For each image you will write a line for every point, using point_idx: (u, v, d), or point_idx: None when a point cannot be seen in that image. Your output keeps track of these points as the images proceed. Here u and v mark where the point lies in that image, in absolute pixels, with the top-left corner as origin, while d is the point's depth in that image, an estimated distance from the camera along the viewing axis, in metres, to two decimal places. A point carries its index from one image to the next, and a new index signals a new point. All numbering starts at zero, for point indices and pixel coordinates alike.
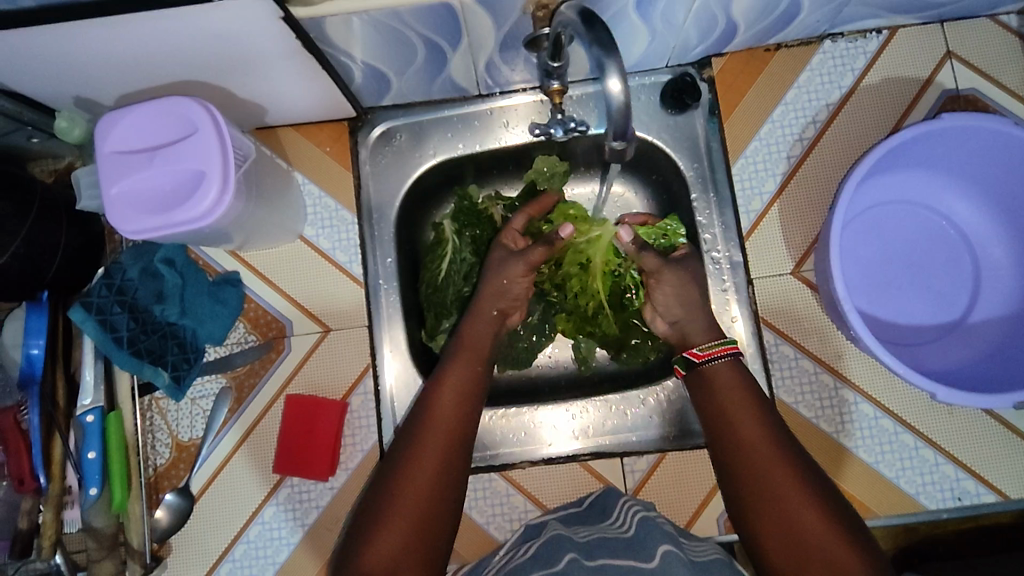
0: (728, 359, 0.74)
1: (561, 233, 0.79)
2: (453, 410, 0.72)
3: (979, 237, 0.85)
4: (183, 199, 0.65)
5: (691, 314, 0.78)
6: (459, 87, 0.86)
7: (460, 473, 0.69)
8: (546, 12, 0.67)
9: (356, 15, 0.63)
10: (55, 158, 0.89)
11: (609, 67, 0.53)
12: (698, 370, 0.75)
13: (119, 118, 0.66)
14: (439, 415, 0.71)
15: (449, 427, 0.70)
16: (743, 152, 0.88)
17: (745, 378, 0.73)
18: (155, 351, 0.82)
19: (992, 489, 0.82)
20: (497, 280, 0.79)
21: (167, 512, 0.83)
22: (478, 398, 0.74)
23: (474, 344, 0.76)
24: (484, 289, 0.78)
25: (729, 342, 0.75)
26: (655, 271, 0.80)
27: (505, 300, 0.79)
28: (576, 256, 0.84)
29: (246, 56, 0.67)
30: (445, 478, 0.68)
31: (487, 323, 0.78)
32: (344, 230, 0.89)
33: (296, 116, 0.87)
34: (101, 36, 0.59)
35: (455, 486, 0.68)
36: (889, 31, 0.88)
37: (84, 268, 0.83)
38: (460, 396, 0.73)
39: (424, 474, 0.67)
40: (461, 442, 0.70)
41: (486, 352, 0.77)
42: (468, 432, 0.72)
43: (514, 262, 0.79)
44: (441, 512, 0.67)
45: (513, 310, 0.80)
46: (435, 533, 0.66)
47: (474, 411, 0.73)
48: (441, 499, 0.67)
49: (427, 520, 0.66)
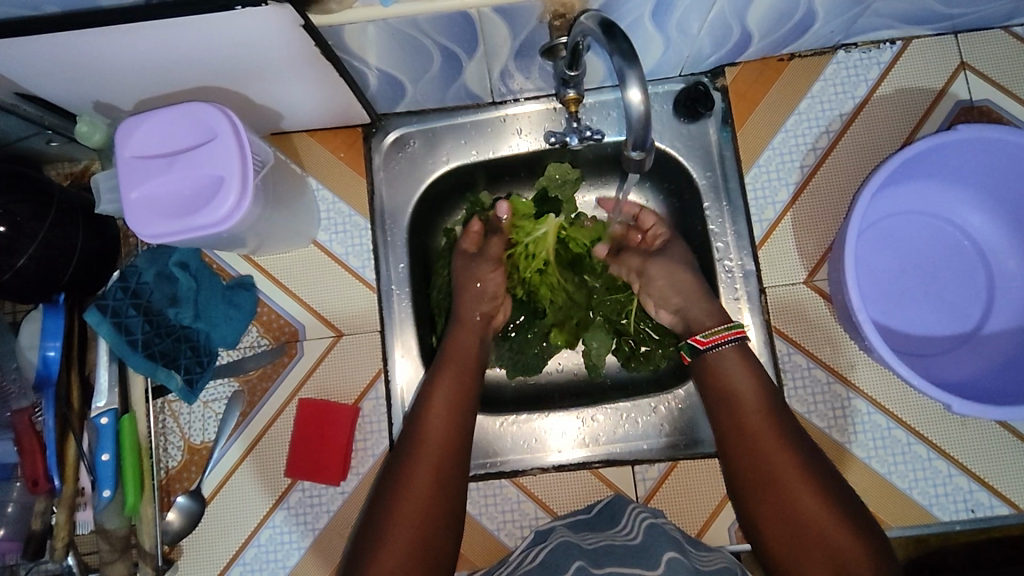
0: (733, 344, 0.74)
1: (498, 213, 0.84)
2: (448, 421, 0.73)
3: (993, 248, 0.85)
4: (204, 203, 0.66)
5: (691, 301, 0.80)
6: (473, 95, 0.86)
7: (458, 478, 0.70)
8: (564, 20, 0.67)
9: (374, 23, 0.63)
10: (71, 162, 0.89)
11: (630, 77, 0.53)
12: (703, 358, 0.75)
13: (140, 122, 0.67)
14: (433, 425, 0.72)
15: (443, 434, 0.72)
16: (756, 161, 0.88)
17: (751, 362, 0.73)
18: (169, 354, 0.82)
19: (1006, 502, 0.81)
20: (472, 283, 0.82)
21: (178, 514, 0.84)
22: (470, 406, 0.75)
23: (460, 354, 0.78)
24: (461, 295, 0.82)
25: (734, 326, 0.75)
26: (642, 268, 0.84)
27: (484, 302, 0.83)
28: (532, 261, 0.86)
29: (266, 62, 0.68)
30: (445, 483, 0.69)
31: (470, 329, 0.81)
32: (357, 235, 0.90)
33: (310, 122, 0.88)
34: (123, 43, 0.60)
35: (455, 492, 0.70)
36: (903, 42, 0.88)
37: (101, 270, 0.83)
38: (452, 404, 0.74)
39: (422, 484, 0.68)
40: (457, 449, 0.71)
41: (473, 357, 0.79)
42: (465, 439, 0.73)
43: (483, 264, 0.83)
44: (446, 519, 0.68)
45: (494, 310, 0.84)
46: (438, 539, 0.67)
47: (466, 417, 0.74)
48: (443, 504, 0.68)
49: (429, 527, 0.67)
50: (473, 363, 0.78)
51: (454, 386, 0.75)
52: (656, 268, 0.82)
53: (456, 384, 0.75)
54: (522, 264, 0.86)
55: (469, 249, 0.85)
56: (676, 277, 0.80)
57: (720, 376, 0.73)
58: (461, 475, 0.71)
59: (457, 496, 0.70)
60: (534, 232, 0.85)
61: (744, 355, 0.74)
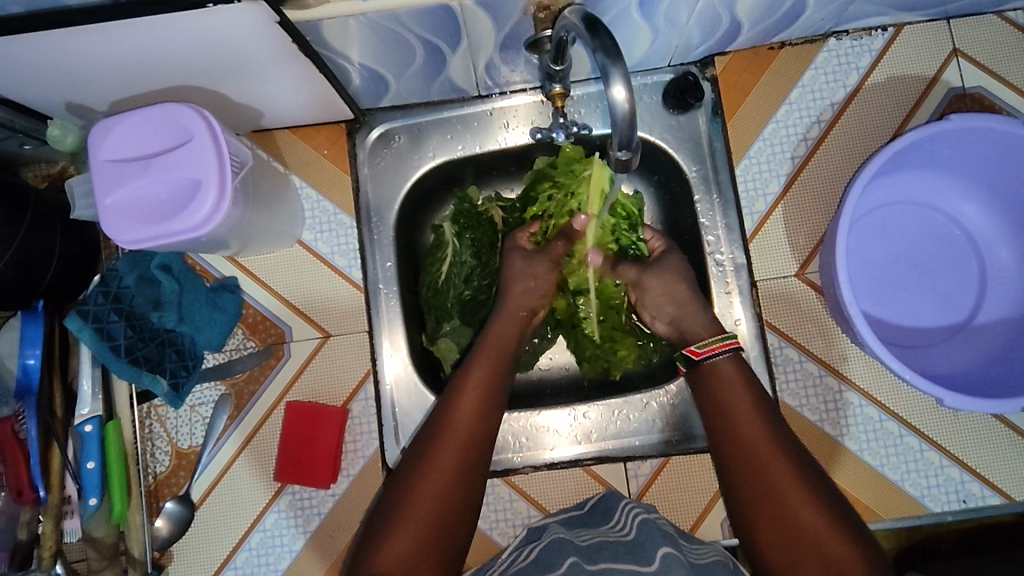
0: (729, 355, 0.73)
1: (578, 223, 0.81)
2: (478, 411, 0.71)
3: (987, 239, 0.84)
4: (181, 208, 0.64)
5: (684, 310, 0.77)
6: (459, 88, 0.84)
7: (481, 471, 0.69)
8: (548, 13, 0.65)
9: (354, 17, 0.61)
10: (48, 163, 0.87)
11: (613, 74, 0.51)
12: (699, 369, 0.74)
13: (113, 125, 0.65)
14: (460, 416, 0.70)
15: (469, 422, 0.70)
16: (747, 152, 0.87)
17: (747, 373, 0.72)
18: (153, 359, 0.81)
19: (998, 492, 0.81)
20: (525, 279, 0.78)
21: (168, 521, 0.83)
22: (500, 400, 0.73)
23: (499, 342, 0.75)
24: (510, 287, 0.78)
25: (728, 338, 0.74)
26: (637, 280, 0.81)
27: (533, 298, 0.79)
28: (568, 202, 0.82)
29: (243, 60, 0.66)
30: (467, 475, 0.68)
31: (514, 321, 0.77)
32: (342, 233, 0.88)
33: (292, 118, 0.85)
34: (90, 43, 0.58)
35: (476, 483, 0.69)
36: (895, 28, 0.87)
37: (80, 276, 0.82)
38: (482, 394, 0.72)
39: (444, 471, 0.67)
40: (481, 440, 0.70)
41: (512, 351, 0.76)
42: (490, 436, 0.71)
43: (540, 262, 0.80)
44: (461, 510, 0.67)
45: (540, 306, 0.80)
46: (451, 530, 0.66)
47: (496, 412, 0.72)
48: (457, 500, 0.67)
49: (443, 517, 0.66)
50: (510, 357, 0.75)
51: (487, 375, 0.73)
52: (651, 279, 0.79)
53: (492, 374, 0.73)
54: (557, 208, 0.82)
55: (526, 245, 0.82)
56: (674, 286, 0.78)
57: (718, 384, 0.72)
58: (482, 468, 0.70)
59: (477, 489, 0.69)
60: (577, 176, 0.81)
61: (739, 365, 0.73)
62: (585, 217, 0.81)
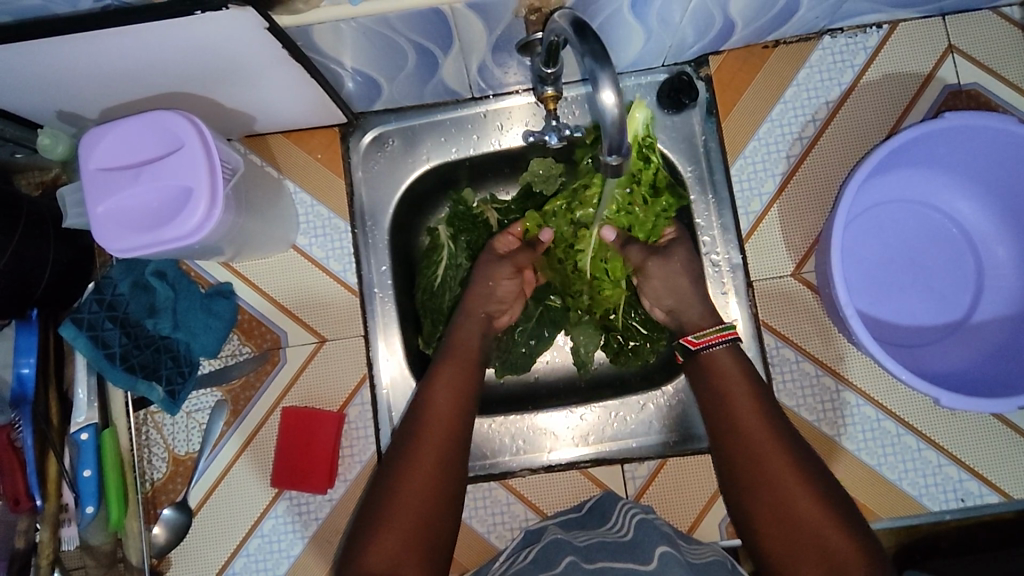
0: (726, 346, 0.73)
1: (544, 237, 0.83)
2: (451, 408, 0.72)
3: (982, 236, 0.84)
4: (172, 216, 0.64)
5: (684, 302, 0.78)
6: (452, 91, 0.84)
7: (459, 468, 0.69)
8: (539, 15, 0.65)
9: (344, 22, 0.61)
10: (42, 171, 0.87)
11: (601, 76, 0.51)
12: (695, 357, 0.75)
13: (105, 133, 0.65)
14: (437, 413, 0.71)
15: (449, 417, 0.71)
16: (742, 151, 0.87)
17: (744, 361, 0.73)
18: (148, 365, 0.81)
19: (995, 490, 0.81)
20: (485, 282, 0.80)
21: (164, 528, 0.83)
22: (471, 398, 0.74)
23: (466, 345, 0.77)
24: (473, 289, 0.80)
25: (727, 326, 0.74)
26: (641, 266, 0.80)
27: (493, 302, 0.81)
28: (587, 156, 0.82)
29: (234, 66, 0.65)
30: (449, 470, 0.68)
31: (476, 324, 0.79)
32: (337, 238, 0.88)
33: (285, 123, 0.85)
34: (78, 52, 0.57)
35: (455, 479, 0.69)
36: (889, 25, 0.86)
37: (73, 283, 0.82)
38: (456, 391, 0.73)
39: (426, 466, 0.67)
40: (460, 434, 0.71)
41: (475, 353, 0.77)
42: (464, 434, 0.72)
43: (504, 265, 0.80)
44: (445, 506, 0.67)
45: (498, 313, 0.82)
46: (434, 528, 0.66)
47: (468, 409, 0.73)
48: (440, 496, 0.67)
49: (428, 514, 0.66)
50: (475, 357, 0.77)
51: (456, 375, 0.74)
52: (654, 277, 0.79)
53: (461, 373, 0.74)
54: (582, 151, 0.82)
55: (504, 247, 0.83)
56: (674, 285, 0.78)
57: (717, 375, 0.72)
58: (462, 464, 0.70)
59: (456, 485, 0.69)
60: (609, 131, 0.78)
61: (738, 356, 0.73)
62: (549, 230, 0.83)
